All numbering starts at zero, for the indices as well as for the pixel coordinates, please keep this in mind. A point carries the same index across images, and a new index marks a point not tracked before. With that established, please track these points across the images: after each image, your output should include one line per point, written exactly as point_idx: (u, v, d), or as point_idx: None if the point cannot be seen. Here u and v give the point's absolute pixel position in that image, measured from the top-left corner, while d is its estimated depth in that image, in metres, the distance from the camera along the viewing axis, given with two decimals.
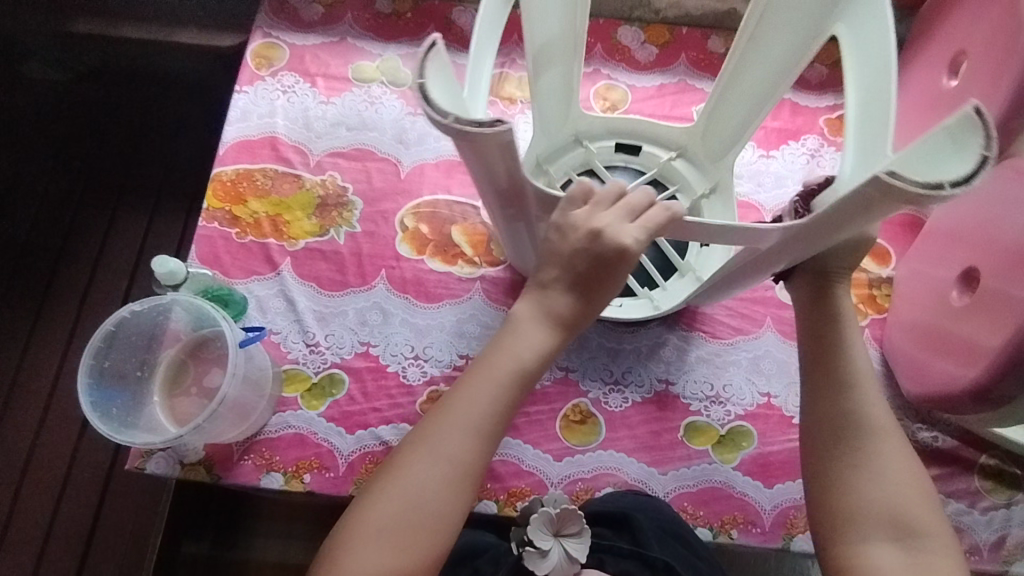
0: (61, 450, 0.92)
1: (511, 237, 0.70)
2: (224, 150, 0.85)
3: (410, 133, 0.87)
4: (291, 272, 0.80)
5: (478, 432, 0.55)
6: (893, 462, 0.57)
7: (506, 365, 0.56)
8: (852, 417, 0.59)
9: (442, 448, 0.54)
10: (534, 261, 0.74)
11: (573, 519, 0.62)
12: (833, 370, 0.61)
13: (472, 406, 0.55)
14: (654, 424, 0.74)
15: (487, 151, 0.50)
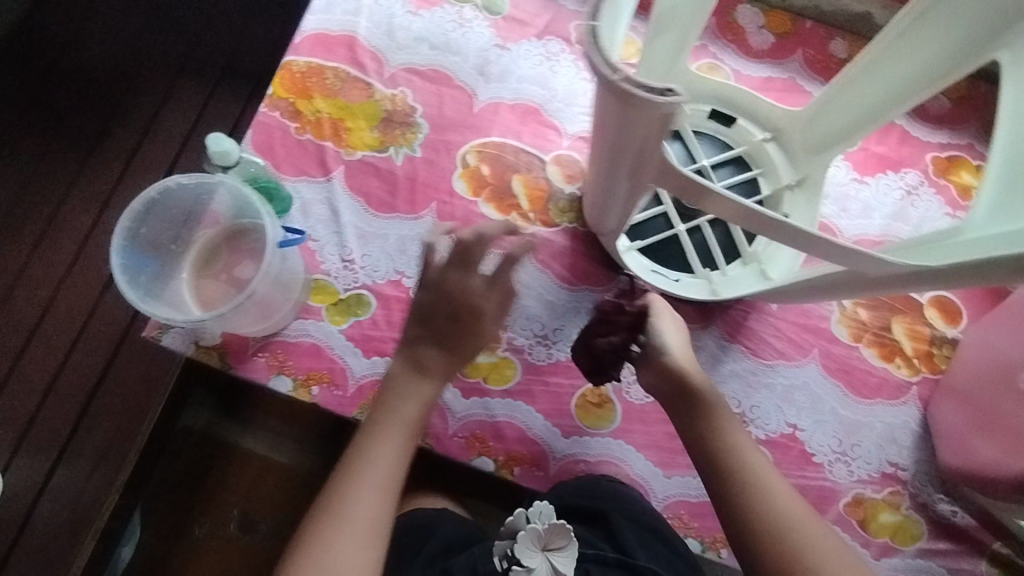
0: (85, 297, 0.97)
1: (602, 197, 0.66)
2: (301, 39, 0.80)
3: (493, 66, 0.82)
4: (342, 182, 0.77)
5: (385, 484, 0.60)
6: (788, 498, 0.59)
7: (394, 423, 0.63)
8: (740, 468, 0.60)
9: (358, 500, 0.58)
10: (614, 227, 0.69)
11: (563, 534, 0.57)
12: (705, 428, 0.63)
13: (376, 464, 0.60)
14: (671, 426, 0.73)
15: (637, 120, 0.48)
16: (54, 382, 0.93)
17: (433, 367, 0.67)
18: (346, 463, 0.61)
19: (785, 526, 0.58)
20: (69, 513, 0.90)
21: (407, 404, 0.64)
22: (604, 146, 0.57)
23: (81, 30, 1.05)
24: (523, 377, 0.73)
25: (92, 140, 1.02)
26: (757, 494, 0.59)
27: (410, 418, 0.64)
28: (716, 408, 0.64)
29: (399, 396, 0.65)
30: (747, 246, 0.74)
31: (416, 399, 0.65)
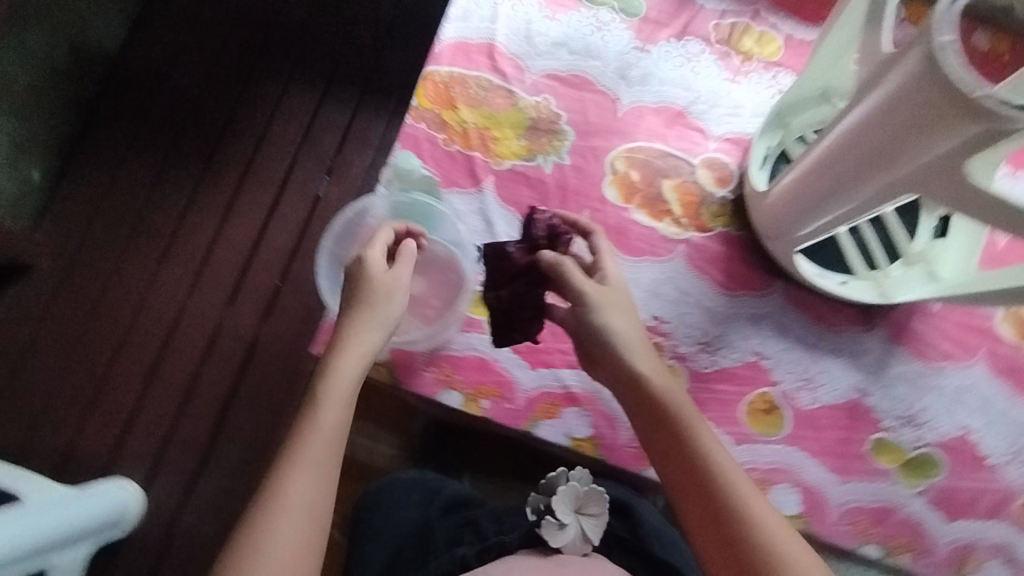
0: (211, 312, 0.98)
1: (811, 203, 0.60)
2: (441, 49, 0.80)
3: (634, 69, 0.80)
4: (493, 192, 0.76)
5: (324, 469, 0.54)
6: (750, 496, 0.52)
7: (337, 397, 0.56)
8: (707, 468, 0.53)
9: (300, 494, 0.52)
10: (806, 235, 0.64)
11: (597, 501, 0.65)
12: (670, 430, 0.56)
13: (318, 436, 0.55)
14: (841, 431, 0.73)
15: (967, 130, 0.46)
16: (189, 396, 0.96)
17: (383, 325, 0.61)
18: (286, 454, 0.54)
19: (796, 554, 0.49)
20: (214, 526, 0.92)
21: (350, 370, 0.58)
22: (865, 147, 0.52)
23: (182, 43, 1.04)
24: (689, 385, 0.73)
25: (206, 155, 1.02)
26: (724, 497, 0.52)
27: (353, 381, 0.58)
28: (671, 399, 0.57)
29: (342, 364, 0.58)
30: (908, 244, 0.72)
31: (360, 360, 0.59)
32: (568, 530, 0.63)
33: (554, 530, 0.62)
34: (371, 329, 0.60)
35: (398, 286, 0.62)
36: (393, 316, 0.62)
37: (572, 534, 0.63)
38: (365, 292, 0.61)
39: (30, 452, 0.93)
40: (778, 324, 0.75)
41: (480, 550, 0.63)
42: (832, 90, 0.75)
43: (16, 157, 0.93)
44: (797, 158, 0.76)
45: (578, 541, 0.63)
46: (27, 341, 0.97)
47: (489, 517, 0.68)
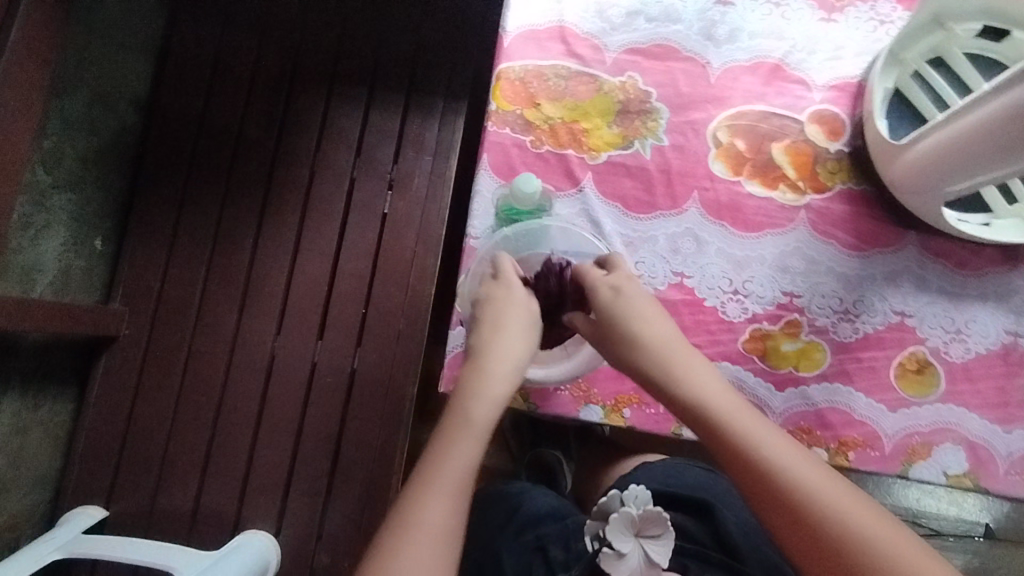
0: (302, 352, 0.96)
1: (974, 159, 0.54)
2: (509, 42, 0.73)
3: (720, 27, 0.74)
4: (594, 190, 0.72)
5: (450, 521, 0.48)
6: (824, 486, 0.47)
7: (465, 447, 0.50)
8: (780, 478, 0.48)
9: (426, 553, 0.46)
10: (959, 189, 0.59)
11: (656, 522, 0.60)
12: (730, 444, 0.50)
13: (460, 462, 0.50)
14: (1000, 379, 0.69)
15: None
16: (298, 441, 0.95)
17: (509, 377, 0.54)
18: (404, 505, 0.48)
19: (887, 537, 0.45)
20: (352, 562, 0.92)
21: (479, 419, 0.52)
22: None
23: (214, 76, 0.99)
24: (834, 358, 0.70)
25: (264, 191, 0.98)
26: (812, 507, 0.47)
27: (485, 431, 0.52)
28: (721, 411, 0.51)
29: (477, 410, 0.52)
30: None
31: (500, 396, 0.53)
32: (629, 558, 0.59)
33: (615, 561, 0.59)
34: (495, 381, 0.54)
35: (520, 317, 0.58)
36: (508, 367, 0.55)
37: (636, 563, 0.59)
38: (487, 344, 0.56)
39: (156, 521, 0.93)
40: (917, 278, 0.71)
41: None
42: (944, 15, 0.68)
43: (77, 230, 0.92)
44: (911, 97, 0.70)
45: (642, 566, 0.59)
46: (128, 411, 0.95)
47: (558, 541, 0.69)
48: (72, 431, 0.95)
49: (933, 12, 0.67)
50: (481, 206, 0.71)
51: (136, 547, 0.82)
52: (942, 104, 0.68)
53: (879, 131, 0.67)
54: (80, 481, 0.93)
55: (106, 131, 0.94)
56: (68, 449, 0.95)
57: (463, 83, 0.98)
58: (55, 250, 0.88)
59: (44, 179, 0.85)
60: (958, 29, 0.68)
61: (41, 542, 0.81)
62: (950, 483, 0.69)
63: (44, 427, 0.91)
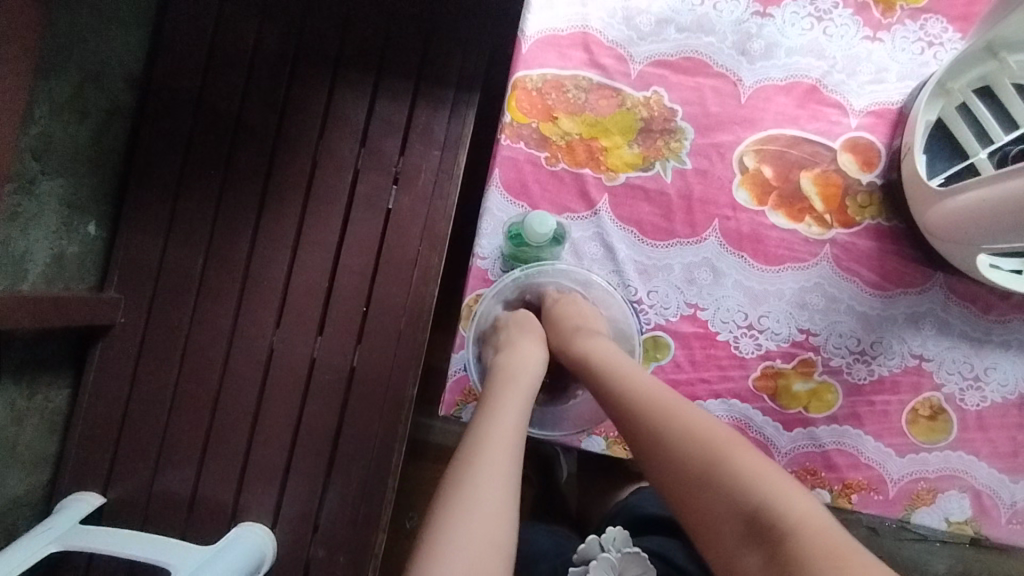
0: (300, 349, 0.94)
1: (1001, 229, 0.53)
2: (528, 47, 0.68)
3: (755, 41, 0.69)
4: (610, 213, 0.68)
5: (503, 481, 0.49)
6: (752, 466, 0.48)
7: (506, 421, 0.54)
8: (668, 445, 0.52)
9: (481, 521, 0.47)
10: (981, 249, 0.58)
11: (636, 564, 0.62)
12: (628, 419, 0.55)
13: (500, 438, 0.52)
14: (1013, 429, 0.67)
15: None
16: (295, 439, 0.94)
17: (533, 377, 0.59)
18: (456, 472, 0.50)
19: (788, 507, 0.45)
20: (347, 559, 0.92)
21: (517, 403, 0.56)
22: None
23: (213, 52, 0.93)
24: (846, 401, 0.68)
25: (263, 178, 0.94)
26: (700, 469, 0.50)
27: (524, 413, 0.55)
28: (631, 389, 0.56)
29: (508, 400, 0.56)
30: None
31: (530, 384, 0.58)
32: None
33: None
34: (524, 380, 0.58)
35: (537, 339, 0.64)
36: (537, 371, 0.60)
37: None
38: (511, 353, 0.61)
39: (154, 510, 0.93)
40: (939, 321, 0.68)
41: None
42: (998, 43, 0.62)
43: (69, 215, 0.88)
44: (957, 129, 0.65)
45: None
46: (125, 400, 0.94)
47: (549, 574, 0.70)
48: (68, 417, 0.94)
49: (987, 40, 0.62)
50: (491, 226, 0.69)
51: (132, 541, 0.82)
52: (987, 141, 0.63)
53: (916, 167, 0.63)
54: (77, 467, 0.93)
55: (97, 112, 0.89)
56: (64, 435, 0.94)
57: (476, 73, 0.93)
58: (47, 238, 0.86)
59: (34, 167, 0.81)
60: (1011, 59, 0.63)
61: (37, 532, 0.81)
62: (951, 530, 0.68)
63: (40, 414, 0.90)
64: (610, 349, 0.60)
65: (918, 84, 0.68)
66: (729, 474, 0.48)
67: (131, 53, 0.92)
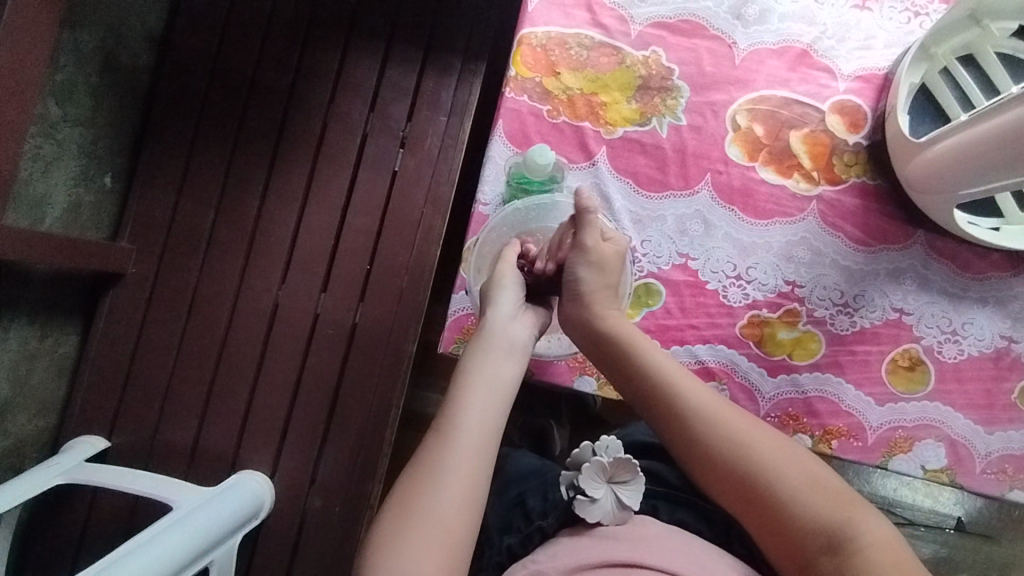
0: (304, 304, 0.96)
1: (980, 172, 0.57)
2: (534, 6, 0.72)
3: (750, 6, 0.73)
4: (608, 165, 0.72)
5: (472, 472, 0.54)
6: (754, 442, 0.56)
7: (479, 406, 0.57)
8: (725, 451, 0.57)
9: (467, 435, 0.55)
10: (957, 197, 0.62)
11: (627, 468, 0.61)
12: (676, 423, 0.59)
13: (488, 367, 0.60)
14: (989, 382, 0.70)
15: None
16: (295, 392, 0.96)
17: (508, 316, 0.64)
18: (422, 457, 0.54)
19: (785, 473, 0.55)
20: (343, 508, 0.95)
21: (489, 387, 0.58)
22: None
23: (232, 16, 0.97)
24: (829, 349, 0.71)
25: (275, 139, 0.97)
26: (718, 447, 0.57)
27: (508, 393, 0.59)
28: (663, 376, 0.60)
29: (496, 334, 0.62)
30: None
31: (504, 352, 0.61)
32: (601, 502, 0.60)
33: (587, 506, 0.60)
34: (506, 355, 0.61)
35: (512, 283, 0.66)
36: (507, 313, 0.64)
37: (607, 506, 0.60)
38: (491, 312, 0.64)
39: (157, 456, 0.96)
40: (919, 277, 0.71)
41: (525, 537, 0.62)
42: (982, 11, 0.65)
43: (86, 164, 0.92)
44: (939, 95, 0.68)
45: (615, 510, 0.60)
46: (132, 347, 0.97)
47: (537, 496, 0.67)
48: (77, 361, 0.97)
49: (970, 8, 0.65)
50: (493, 172, 0.72)
51: (137, 479, 0.85)
52: (968, 106, 0.67)
53: (900, 127, 0.67)
54: (83, 410, 0.96)
55: (118, 68, 0.93)
56: (72, 380, 0.97)
57: (482, 44, 0.96)
58: (65, 184, 0.89)
59: (56, 113, 0.85)
60: (993, 27, 0.66)
61: (44, 467, 0.83)
62: (927, 478, 0.70)
63: (50, 356, 0.93)
64: (691, 391, 0.59)
65: (904, 52, 0.71)
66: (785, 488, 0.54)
67: (153, 13, 0.96)
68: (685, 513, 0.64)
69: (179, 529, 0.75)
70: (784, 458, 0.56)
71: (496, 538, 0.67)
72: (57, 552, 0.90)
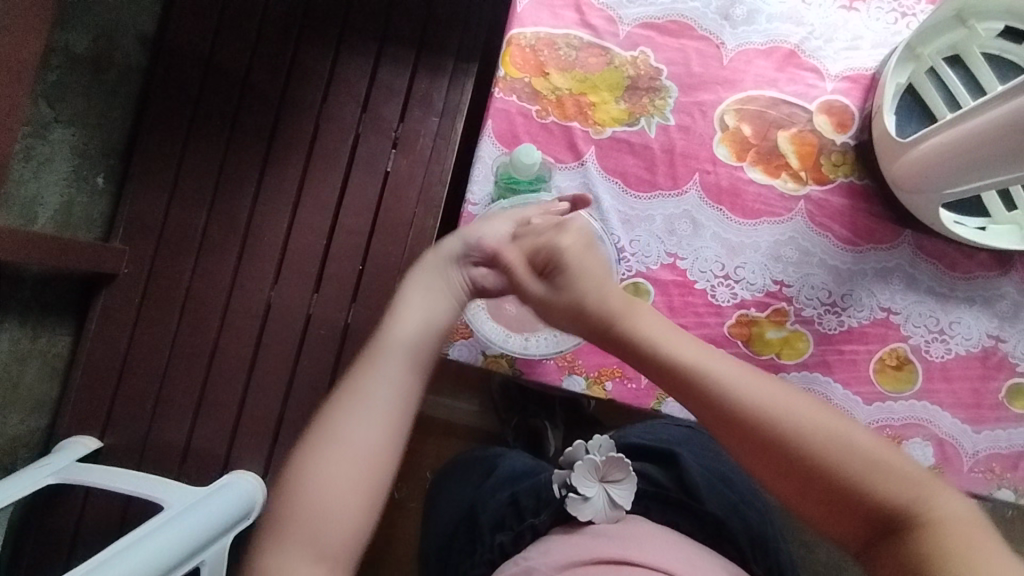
0: (297, 304, 0.97)
1: (963, 171, 0.58)
2: (523, 6, 0.72)
3: (738, 7, 0.73)
4: (596, 165, 0.72)
5: (370, 452, 0.49)
6: (810, 415, 0.51)
7: (389, 369, 0.52)
8: (775, 423, 0.51)
9: (373, 404, 0.51)
10: (942, 197, 0.63)
11: (620, 466, 0.62)
12: (718, 407, 0.52)
13: (408, 327, 0.54)
14: (977, 382, 0.70)
15: None
16: (288, 392, 0.96)
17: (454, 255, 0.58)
18: (318, 426, 0.50)
19: (849, 443, 0.50)
20: None
21: (402, 356, 0.53)
22: None
23: (224, 17, 0.98)
24: (817, 348, 0.71)
25: (267, 140, 0.98)
26: (771, 424, 0.51)
27: (422, 365, 0.53)
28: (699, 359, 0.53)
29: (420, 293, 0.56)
30: None
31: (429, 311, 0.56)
32: (594, 501, 0.60)
33: (580, 504, 0.59)
34: (429, 314, 0.56)
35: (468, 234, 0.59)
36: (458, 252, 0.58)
37: (600, 504, 0.60)
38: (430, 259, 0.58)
39: (150, 455, 0.96)
40: (907, 276, 0.71)
41: (515, 535, 0.62)
42: (968, 11, 0.65)
43: (78, 165, 0.92)
44: (927, 95, 0.68)
45: (608, 510, 0.60)
46: (125, 347, 0.97)
47: (529, 493, 0.68)
48: (69, 362, 0.97)
49: (957, 7, 0.65)
50: (482, 172, 0.72)
51: (130, 479, 0.85)
52: (955, 105, 0.67)
53: (886, 127, 0.67)
54: (76, 410, 0.96)
55: (110, 69, 0.93)
56: (64, 380, 0.97)
57: (474, 45, 0.97)
58: None
59: (47, 113, 0.88)
60: (979, 27, 0.66)
61: (36, 467, 0.83)
62: None
63: (42, 357, 0.93)
64: (730, 368, 0.53)
65: (891, 52, 0.71)
66: (852, 459, 0.50)
67: (145, 14, 0.96)
68: (676, 516, 0.63)
69: (171, 530, 0.74)
70: (867, 441, 0.51)
71: (489, 534, 0.67)
72: (48, 552, 0.90)
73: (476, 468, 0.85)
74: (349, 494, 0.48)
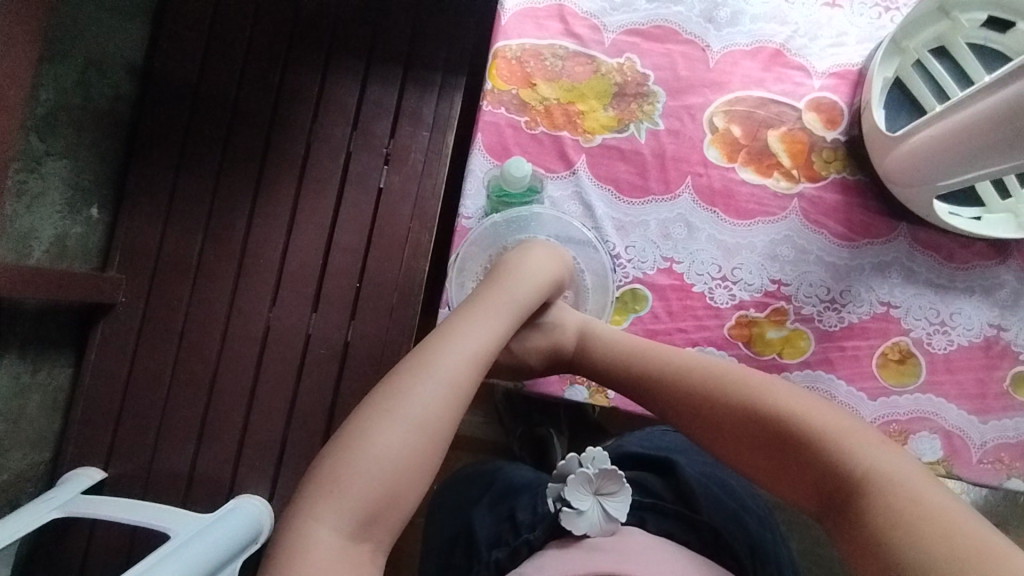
0: (296, 324, 0.96)
1: (953, 160, 0.58)
2: (507, 19, 0.73)
3: (722, 9, 0.73)
4: (588, 173, 0.72)
5: (428, 430, 0.51)
6: (762, 389, 0.58)
7: (461, 357, 0.55)
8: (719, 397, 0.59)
9: (440, 383, 0.53)
10: (937, 189, 0.63)
11: (614, 479, 0.61)
12: (668, 388, 0.62)
13: (482, 329, 0.58)
14: (981, 372, 0.70)
15: None
16: (290, 414, 0.96)
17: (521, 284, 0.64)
18: (387, 394, 0.52)
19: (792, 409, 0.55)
20: None
21: (469, 350, 0.56)
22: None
23: (212, 43, 0.98)
24: (818, 346, 0.71)
25: (260, 163, 0.98)
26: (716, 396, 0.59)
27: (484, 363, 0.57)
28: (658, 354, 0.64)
29: (490, 306, 0.61)
30: None
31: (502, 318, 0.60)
32: (588, 514, 0.59)
33: (574, 518, 0.58)
34: (498, 323, 0.60)
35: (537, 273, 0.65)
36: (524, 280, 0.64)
37: (593, 517, 0.59)
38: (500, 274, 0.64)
39: (154, 484, 0.95)
40: (905, 269, 0.71)
41: (511, 551, 0.61)
42: (950, 3, 0.65)
43: (72, 197, 0.92)
44: (914, 88, 0.68)
45: (602, 523, 0.59)
46: (126, 376, 0.96)
47: (526, 507, 0.68)
48: (71, 394, 0.97)
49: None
50: (474, 186, 0.72)
51: (134, 509, 0.85)
52: (944, 97, 0.67)
53: (875, 121, 0.67)
54: (79, 442, 0.95)
55: (100, 100, 0.93)
56: (66, 413, 0.97)
57: (461, 58, 0.97)
58: (52, 218, 0.90)
59: (39, 146, 0.85)
60: (963, 18, 0.66)
61: (41, 501, 0.83)
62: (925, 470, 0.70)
63: (43, 390, 0.93)
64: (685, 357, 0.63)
65: (876, 46, 0.72)
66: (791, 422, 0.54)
67: (134, 44, 0.97)
68: (674, 525, 0.63)
69: (177, 556, 0.73)
70: (813, 410, 0.55)
71: (484, 551, 0.65)
72: None
73: (478, 482, 0.84)
74: (399, 463, 0.49)
